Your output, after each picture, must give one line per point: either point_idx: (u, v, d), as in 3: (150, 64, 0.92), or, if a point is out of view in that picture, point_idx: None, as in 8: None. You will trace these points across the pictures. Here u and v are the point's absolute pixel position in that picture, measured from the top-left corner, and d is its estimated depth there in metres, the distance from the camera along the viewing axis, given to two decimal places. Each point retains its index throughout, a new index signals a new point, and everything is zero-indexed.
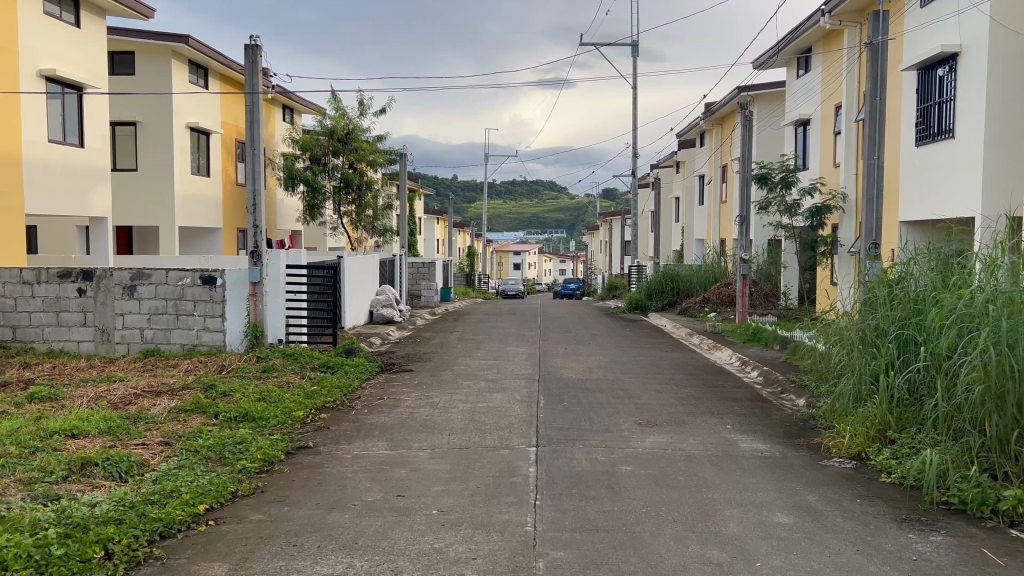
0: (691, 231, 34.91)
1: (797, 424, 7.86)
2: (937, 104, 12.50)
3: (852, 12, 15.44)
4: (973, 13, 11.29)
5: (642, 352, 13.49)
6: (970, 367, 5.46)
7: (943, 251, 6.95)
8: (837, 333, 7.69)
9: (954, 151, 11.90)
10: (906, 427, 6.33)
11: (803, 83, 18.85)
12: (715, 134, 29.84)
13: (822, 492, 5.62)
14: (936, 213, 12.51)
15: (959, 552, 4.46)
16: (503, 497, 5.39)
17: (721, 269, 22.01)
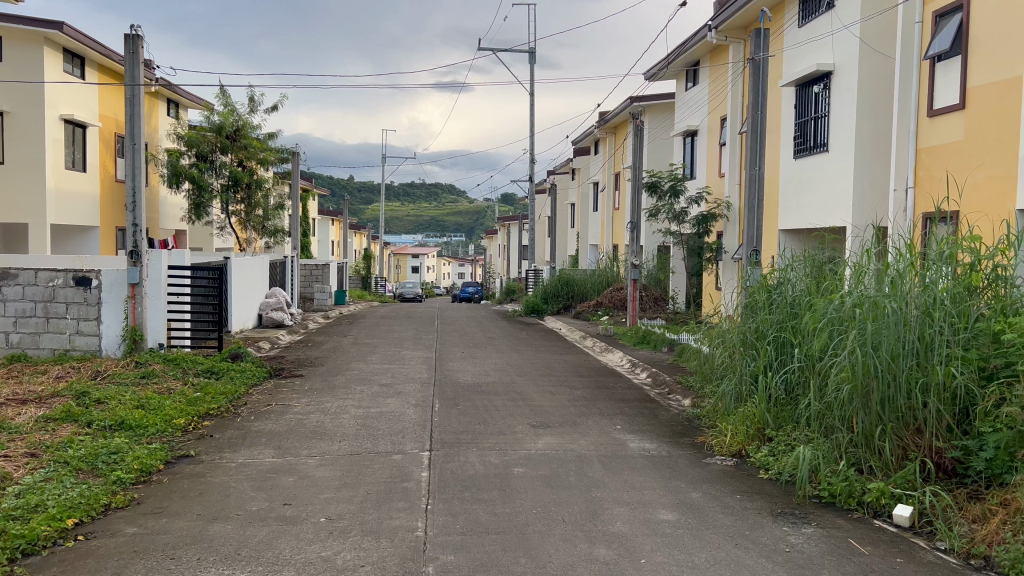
0: (586, 237, 35.61)
1: (682, 424, 8.13)
2: (813, 119, 13.23)
3: (736, 29, 16.12)
4: (844, 34, 12.02)
5: (538, 355, 13.65)
6: (841, 367, 5.78)
7: (817, 259, 7.34)
8: (720, 336, 8.01)
9: (827, 164, 12.61)
10: (782, 425, 6.64)
11: (691, 95, 19.53)
12: (608, 142, 30.55)
13: (704, 489, 5.83)
14: (811, 221, 13.22)
15: (828, 543, 4.71)
16: (394, 503, 5.32)
17: (614, 273, 22.63)
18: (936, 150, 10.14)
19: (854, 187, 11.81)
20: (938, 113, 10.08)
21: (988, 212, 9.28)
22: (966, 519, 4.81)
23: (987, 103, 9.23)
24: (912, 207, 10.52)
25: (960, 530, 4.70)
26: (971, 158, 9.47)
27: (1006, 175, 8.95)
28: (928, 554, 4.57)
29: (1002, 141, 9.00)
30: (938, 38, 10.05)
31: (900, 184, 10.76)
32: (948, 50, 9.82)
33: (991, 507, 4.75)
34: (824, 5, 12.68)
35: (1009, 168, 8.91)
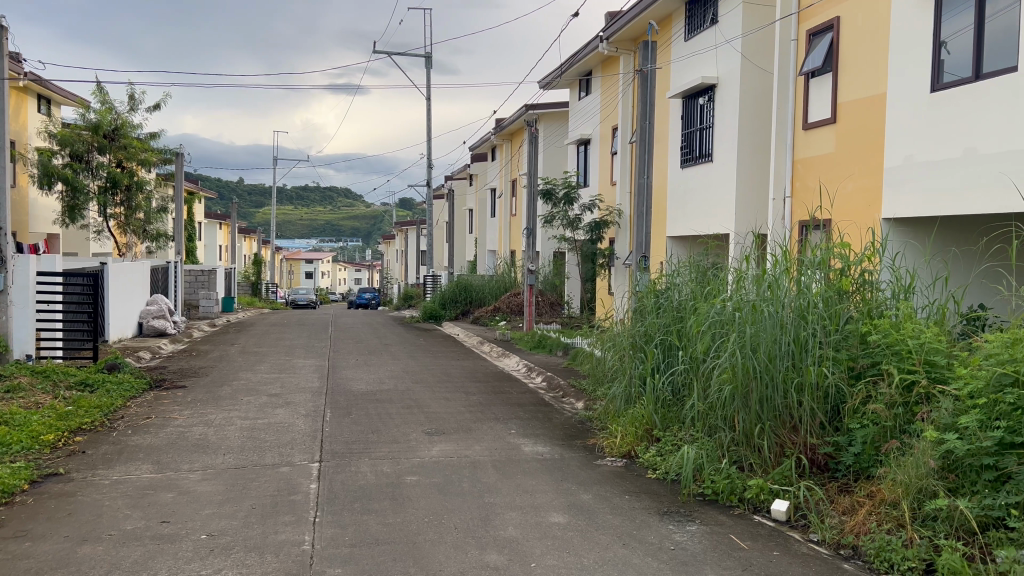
0: (484, 243, 35.74)
1: (575, 427, 8.26)
2: (698, 130, 13.73)
3: (626, 41, 16.55)
4: (726, 49, 12.53)
5: (434, 360, 13.56)
6: (722, 369, 6.00)
7: (701, 264, 7.60)
8: (611, 340, 8.17)
9: (711, 174, 13.11)
10: (669, 426, 6.84)
11: (584, 104, 19.91)
12: (505, 149, 30.79)
13: (595, 490, 5.93)
14: (696, 228, 13.70)
15: (710, 539, 4.87)
16: (280, 517, 5.16)
17: (511, 279, 23.02)
18: (810, 161, 10.71)
19: (736, 195, 12.33)
20: (812, 126, 10.64)
21: (857, 221, 9.87)
22: (837, 511, 5.08)
23: (855, 118, 9.82)
24: (788, 215, 11.06)
25: (831, 522, 4.96)
26: (841, 169, 10.04)
27: (872, 186, 9.54)
28: (801, 545, 4.80)
29: (868, 154, 9.59)
30: (811, 56, 10.63)
31: (778, 194, 11.29)
32: (820, 67, 10.41)
33: (859, 499, 5.02)
34: (708, 20, 13.20)
35: (875, 179, 9.49)
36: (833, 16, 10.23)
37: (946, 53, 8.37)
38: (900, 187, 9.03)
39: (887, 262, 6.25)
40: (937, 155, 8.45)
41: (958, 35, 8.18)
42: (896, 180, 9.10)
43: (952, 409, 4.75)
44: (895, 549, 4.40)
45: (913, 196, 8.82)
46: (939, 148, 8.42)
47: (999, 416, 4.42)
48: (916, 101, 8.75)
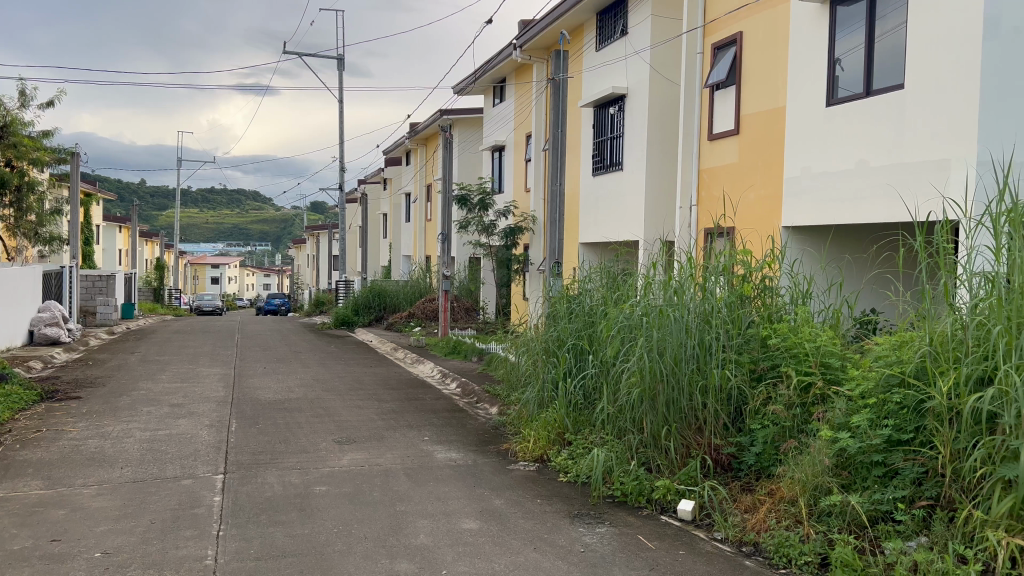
0: (398, 248, 35.45)
1: (489, 432, 8.27)
2: (609, 139, 13.99)
3: (539, 49, 16.70)
4: (636, 60, 12.83)
5: (346, 368, 13.33)
6: (630, 373, 6.11)
7: (611, 270, 7.73)
8: (525, 345, 8.21)
9: (622, 181, 13.39)
10: (580, 429, 6.93)
11: (498, 111, 20.02)
12: (419, 153, 30.63)
13: (507, 496, 5.95)
14: (607, 235, 13.96)
15: (619, 540, 4.97)
16: (181, 531, 4.97)
17: (426, 286, 22.63)
18: (715, 171, 11.07)
19: (645, 203, 12.63)
20: (717, 137, 11.01)
21: (759, 229, 10.25)
22: (739, 509, 5.24)
23: (757, 130, 10.20)
24: (695, 223, 11.40)
25: (733, 520, 5.12)
26: (744, 179, 10.41)
27: (772, 196, 9.93)
28: (706, 544, 4.94)
29: (769, 165, 9.99)
30: (716, 69, 11.00)
31: (685, 203, 11.61)
32: (724, 80, 10.78)
33: (760, 497, 5.20)
34: (619, 32, 13.51)
35: (776, 189, 9.88)
36: (736, 31, 10.62)
37: (841, 70, 8.81)
38: (797, 197, 9.45)
39: (786, 269, 6.53)
40: (832, 167, 8.88)
41: (851, 53, 8.63)
42: (794, 190, 9.50)
43: (845, 409, 4.99)
44: (792, 544, 4.58)
45: (810, 205, 9.24)
46: (833, 160, 8.85)
47: (887, 415, 4.67)
48: (812, 116, 9.16)
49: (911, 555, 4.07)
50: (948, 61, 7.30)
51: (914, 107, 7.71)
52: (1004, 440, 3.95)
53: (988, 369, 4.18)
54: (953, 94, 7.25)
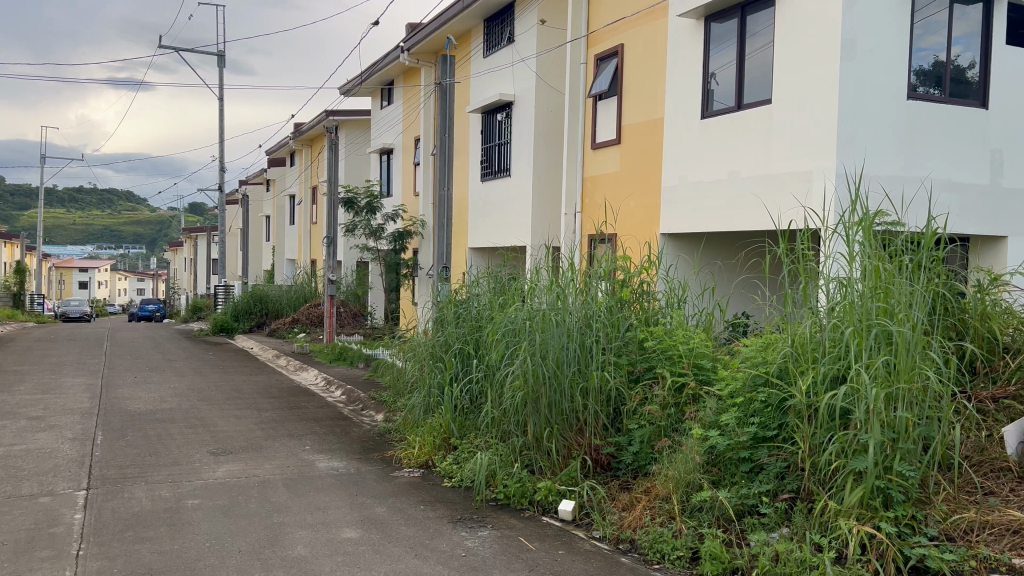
0: (282, 251, 34.47)
1: (373, 439, 8.16)
2: (496, 145, 14.10)
3: (427, 52, 16.65)
4: (522, 68, 12.99)
5: (224, 376, 12.84)
6: (514, 377, 6.15)
7: (499, 275, 7.78)
8: (411, 349, 8.16)
9: (509, 187, 13.52)
10: (465, 434, 6.94)
11: (386, 114, 19.84)
12: (304, 154, 29.92)
13: (390, 503, 5.88)
14: (495, 241, 14.08)
15: (500, 543, 5.01)
16: (36, 552, 4.65)
17: (312, 290, 22.34)
18: (598, 178, 11.36)
19: (531, 209, 12.80)
20: (600, 146, 11.30)
21: (639, 236, 10.57)
22: (617, 507, 5.38)
23: (637, 139, 10.53)
24: (579, 229, 11.65)
25: (611, 518, 5.26)
26: (626, 187, 10.73)
27: (651, 204, 10.28)
28: (585, 543, 5.05)
29: (648, 173, 10.32)
30: (599, 79, 11.29)
31: (570, 209, 11.85)
32: (606, 90, 11.09)
33: (636, 495, 5.36)
34: (506, 39, 13.66)
35: (654, 197, 10.23)
36: (617, 43, 10.94)
37: (715, 84, 9.20)
38: (674, 205, 9.82)
39: (662, 274, 6.77)
40: (706, 177, 9.27)
41: (724, 68, 9.04)
42: (671, 199, 9.87)
43: (715, 408, 5.23)
44: (665, 540, 4.74)
45: (686, 213, 9.61)
46: (707, 170, 9.24)
47: (754, 412, 4.91)
48: (689, 127, 9.53)
49: (773, 545, 4.28)
50: (811, 78, 7.78)
51: (781, 121, 8.16)
52: (856, 434, 4.24)
53: (842, 368, 4.46)
54: (815, 110, 7.73)
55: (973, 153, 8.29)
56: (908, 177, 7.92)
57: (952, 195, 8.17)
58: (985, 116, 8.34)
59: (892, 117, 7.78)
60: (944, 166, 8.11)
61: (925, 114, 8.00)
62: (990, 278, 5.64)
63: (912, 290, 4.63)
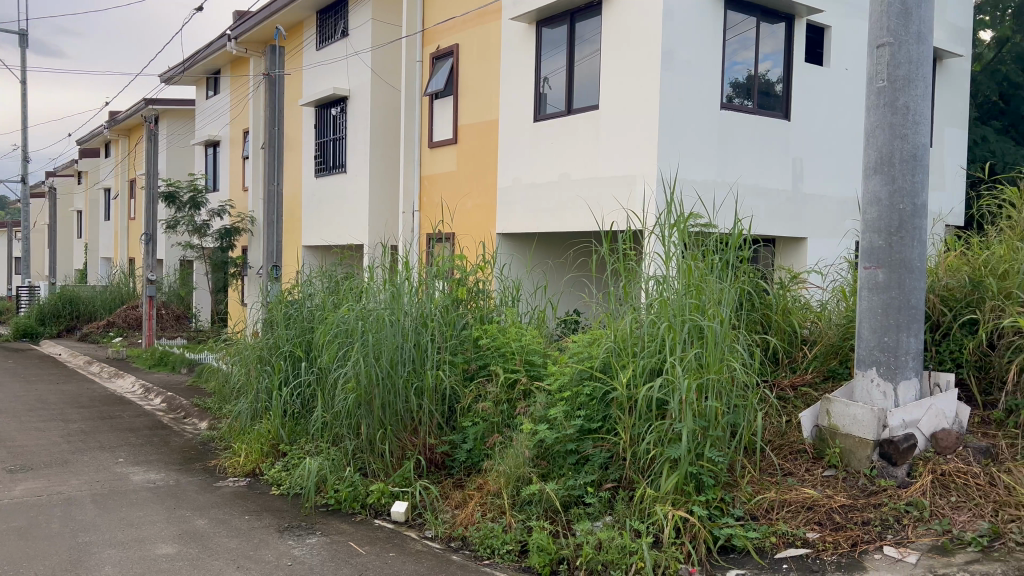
0: (97, 249, 31.94)
1: (195, 449, 7.71)
2: (331, 140, 13.77)
3: (256, 42, 15.94)
4: (356, 62, 12.76)
5: (26, 386, 11.69)
6: (346, 379, 6.00)
7: (333, 274, 7.57)
8: (237, 353, 7.78)
9: (344, 184, 13.25)
10: (295, 439, 6.70)
11: (212, 104, 18.88)
12: (121, 145, 27.86)
13: (211, 515, 5.59)
14: (331, 239, 13.74)
15: (329, 549, 4.89)
16: None
17: (129, 291, 21.13)
18: (434, 178, 11.37)
19: (367, 206, 12.57)
20: (437, 145, 11.30)
21: (475, 235, 10.67)
22: (449, 506, 5.38)
23: (472, 139, 10.63)
24: (417, 228, 11.60)
25: (444, 517, 5.25)
26: (462, 186, 10.80)
27: (487, 204, 10.41)
28: (416, 544, 5.03)
29: (484, 174, 10.42)
30: (434, 78, 11.29)
31: (407, 208, 11.78)
32: (442, 90, 11.11)
33: (469, 492, 5.37)
34: (339, 33, 13.37)
35: (489, 197, 10.37)
36: (452, 43, 10.99)
37: (547, 88, 9.44)
38: (509, 205, 9.99)
39: (497, 273, 6.85)
40: (539, 178, 9.49)
41: (555, 73, 9.31)
42: (506, 199, 10.04)
43: (545, 403, 5.35)
44: (495, 536, 4.80)
45: (519, 213, 9.81)
46: (540, 172, 9.47)
47: (580, 406, 5.05)
48: (522, 128, 9.72)
49: (596, 534, 4.42)
50: (635, 86, 8.14)
51: (608, 126, 8.50)
52: (671, 424, 4.49)
53: (660, 361, 4.70)
54: (638, 116, 8.11)
55: (778, 160, 9.00)
56: (720, 182, 8.49)
57: (760, 200, 8.85)
58: (787, 127, 9.07)
59: (706, 125, 8.31)
60: (752, 172, 8.75)
61: (736, 123, 8.60)
62: (790, 275, 6.13)
63: (721, 288, 4.98)
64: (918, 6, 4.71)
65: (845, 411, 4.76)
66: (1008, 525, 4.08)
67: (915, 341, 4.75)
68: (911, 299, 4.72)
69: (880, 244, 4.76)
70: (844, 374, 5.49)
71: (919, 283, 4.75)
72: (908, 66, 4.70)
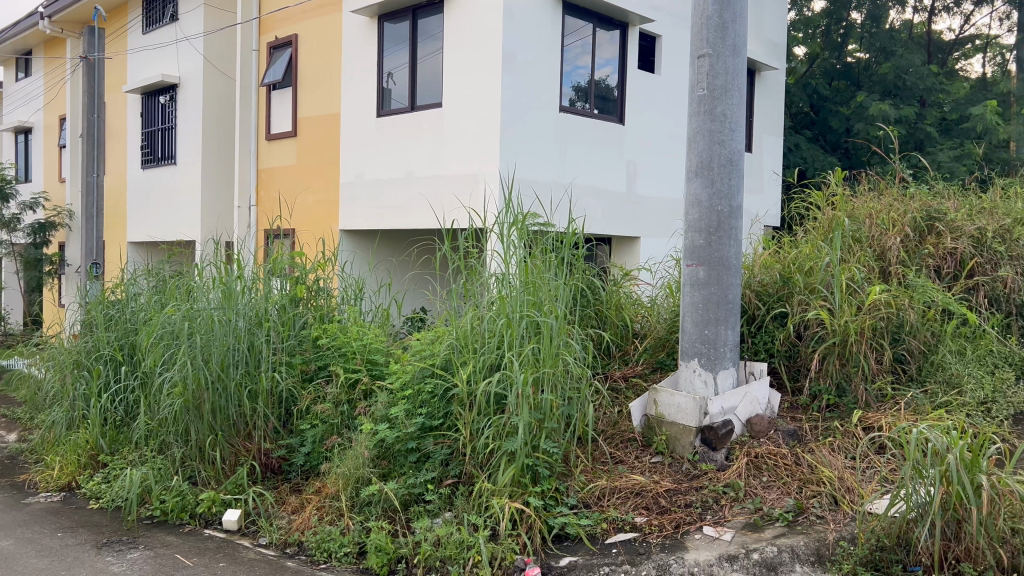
0: None
1: (2, 464, 7.06)
2: (159, 130, 12.99)
3: (73, 22, 14.78)
4: (187, 48, 12.10)
5: None
6: (172, 383, 5.66)
7: (160, 272, 7.17)
8: (51, 359, 7.20)
9: (175, 177, 12.52)
10: (117, 449, 6.29)
11: (23, 87, 17.33)
12: None
13: (18, 534, 5.14)
14: (160, 236, 12.96)
15: (152, 563, 4.63)
16: None
17: None
18: (273, 172, 10.99)
19: (200, 201, 11.95)
20: (275, 138, 10.92)
21: (316, 232, 10.41)
22: (286, 511, 5.23)
23: (312, 133, 10.36)
24: (254, 224, 11.18)
25: (279, 523, 5.10)
26: (302, 182, 10.51)
27: (329, 200, 10.18)
28: (249, 552, 4.86)
29: (326, 170, 10.18)
30: (272, 68, 10.90)
31: (243, 203, 11.32)
32: (280, 81, 10.75)
33: (306, 496, 5.24)
34: (168, 17, 12.65)
35: (331, 193, 10.14)
36: (291, 33, 10.65)
37: (390, 83, 9.35)
38: (352, 203, 9.82)
39: (338, 271, 6.72)
40: (382, 174, 9.39)
41: (398, 69, 9.23)
42: (348, 195, 9.86)
43: (386, 402, 5.28)
44: (333, 539, 4.71)
45: (363, 209, 9.66)
46: (383, 168, 9.37)
47: (421, 404, 5.03)
48: (364, 123, 9.58)
49: (435, 530, 4.44)
50: (477, 85, 8.23)
51: (451, 124, 8.53)
52: (508, 418, 4.58)
53: (499, 357, 4.77)
54: (480, 114, 8.20)
55: (613, 162, 9.38)
56: (559, 182, 8.74)
57: (596, 200, 9.19)
58: (623, 130, 9.47)
59: (545, 127, 8.53)
60: (589, 173, 9.07)
61: (575, 125, 8.89)
62: (623, 272, 6.42)
63: (556, 284, 5.12)
64: (733, 20, 5.05)
65: (670, 400, 5.04)
66: (811, 500, 4.45)
67: (732, 333, 5.09)
68: (729, 294, 5.05)
69: (701, 243, 5.06)
70: (671, 366, 5.80)
71: (735, 280, 5.09)
72: (725, 77, 5.03)
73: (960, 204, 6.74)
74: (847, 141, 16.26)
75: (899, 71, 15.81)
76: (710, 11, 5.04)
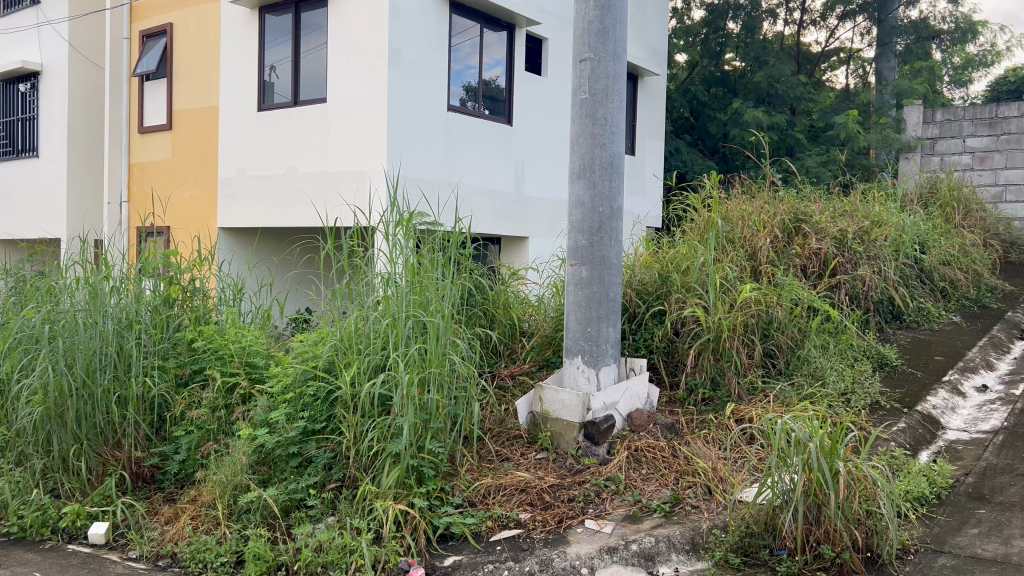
0: None
1: None
2: (20, 120, 12.14)
3: None
4: (51, 34, 11.36)
5: None
6: (30, 391, 5.29)
7: (20, 272, 6.72)
8: None
9: (37, 170, 11.73)
10: None
11: None
12: None
13: None
14: (21, 233, 12.12)
15: None
16: None
17: None
18: (146, 166, 10.48)
19: (66, 196, 11.25)
20: (149, 130, 10.41)
21: (193, 229, 10.00)
22: (159, 522, 4.99)
23: (189, 127, 9.94)
24: (126, 221, 10.62)
25: (150, 534, 4.87)
26: (178, 177, 10.07)
27: (206, 196, 9.79)
28: (116, 567, 4.61)
29: (204, 165, 9.79)
30: (145, 58, 10.39)
31: (114, 199, 10.74)
32: (155, 71, 10.26)
33: (180, 506, 5.01)
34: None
35: (209, 190, 9.76)
36: (166, 21, 10.18)
37: (273, 77, 9.07)
38: (231, 199, 9.48)
39: (216, 271, 6.49)
40: (264, 171, 9.12)
41: (281, 62, 8.97)
42: (228, 191, 9.52)
43: (266, 406, 5.14)
44: (209, 548, 4.53)
45: (243, 207, 9.35)
46: (265, 164, 9.09)
47: (302, 407, 4.91)
48: (245, 117, 9.26)
49: (316, 536, 4.34)
50: (362, 82, 8.10)
51: (336, 121, 8.37)
52: (393, 419, 4.53)
53: (384, 358, 4.72)
54: (365, 111, 8.09)
55: (501, 162, 9.44)
56: (447, 181, 8.72)
57: (483, 200, 9.23)
58: (510, 131, 9.54)
59: (432, 125, 8.49)
60: (476, 172, 9.10)
61: (462, 125, 8.89)
62: (511, 272, 6.48)
63: (441, 285, 5.11)
64: (613, 26, 5.18)
65: (555, 397, 5.13)
66: (686, 491, 4.62)
67: (613, 331, 5.22)
68: (609, 293, 5.18)
69: (583, 243, 5.17)
70: (556, 363, 5.90)
71: (616, 279, 5.23)
72: (606, 81, 5.16)
73: (824, 207, 7.21)
74: (724, 146, 16.99)
75: (772, 79, 16.58)
76: (591, 17, 5.16)
